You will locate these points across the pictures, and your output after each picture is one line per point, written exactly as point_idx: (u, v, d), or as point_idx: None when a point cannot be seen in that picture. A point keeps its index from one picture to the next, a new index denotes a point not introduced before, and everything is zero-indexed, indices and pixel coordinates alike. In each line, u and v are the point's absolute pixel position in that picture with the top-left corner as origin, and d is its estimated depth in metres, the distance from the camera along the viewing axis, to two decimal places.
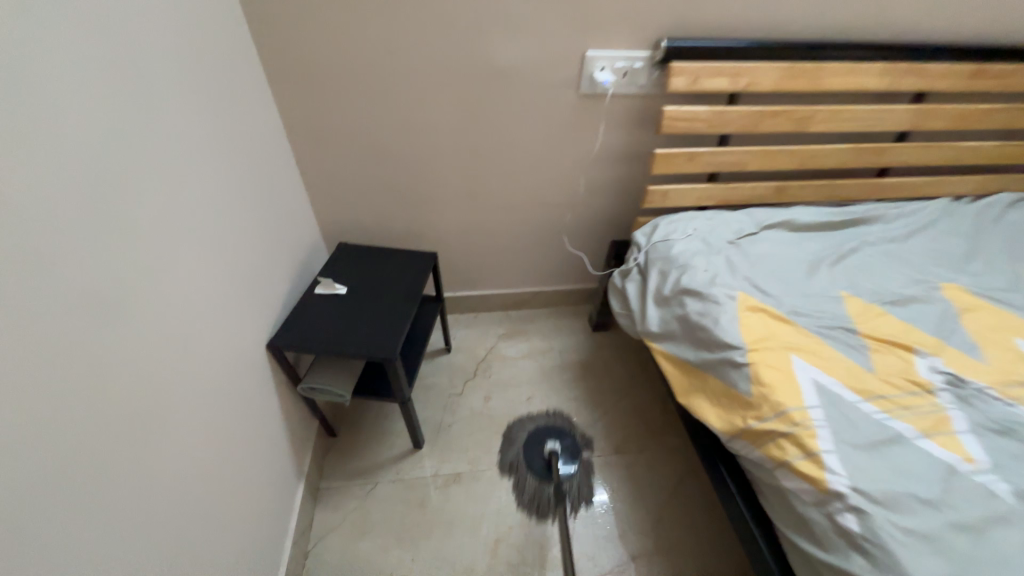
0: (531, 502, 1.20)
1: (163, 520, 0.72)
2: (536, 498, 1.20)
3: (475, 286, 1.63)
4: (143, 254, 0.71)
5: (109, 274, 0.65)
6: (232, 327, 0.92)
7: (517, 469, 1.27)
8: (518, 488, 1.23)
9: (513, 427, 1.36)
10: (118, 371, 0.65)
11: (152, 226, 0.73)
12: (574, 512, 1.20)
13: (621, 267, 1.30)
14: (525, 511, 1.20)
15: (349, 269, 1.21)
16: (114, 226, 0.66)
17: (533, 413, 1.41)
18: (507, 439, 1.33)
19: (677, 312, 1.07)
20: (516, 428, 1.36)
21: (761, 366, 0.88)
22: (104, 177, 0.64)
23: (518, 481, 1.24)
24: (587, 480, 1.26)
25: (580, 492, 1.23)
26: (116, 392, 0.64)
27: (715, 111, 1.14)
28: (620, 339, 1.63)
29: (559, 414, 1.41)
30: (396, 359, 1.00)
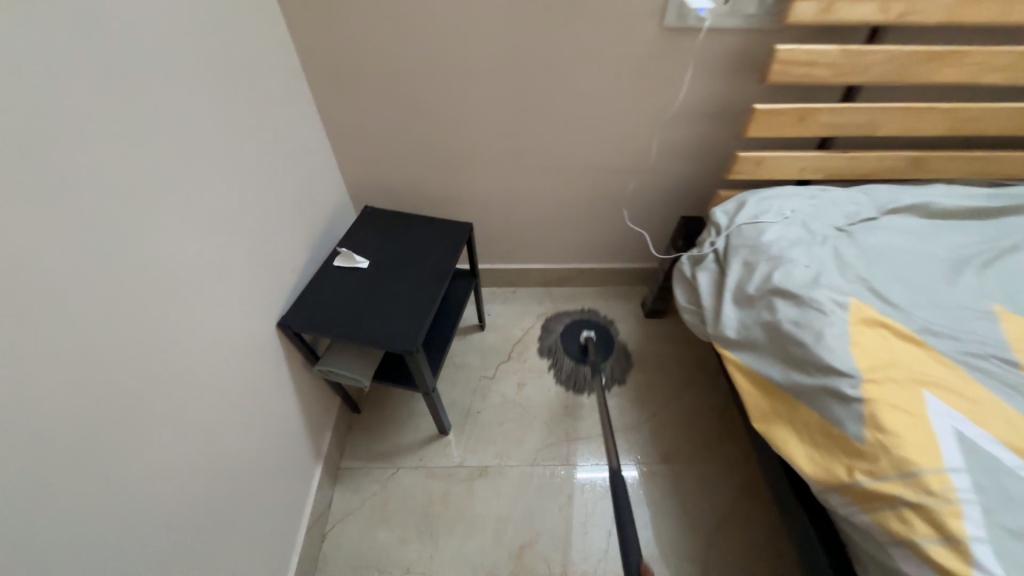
0: (569, 380, 1.31)
1: (163, 524, 0.66)
2: (573, 376, 1.30)
3: (516, 259, 1.46)
4: (129, 228, 0.59)
5: (87, 255, 0.53)
6: (243, 305, 0.82)
7: (555, 353, 1.36)
8: (556, 368, 1.33)
9: (551, 319, 1.45)
10: (98, 369, 0.55)
11: (141, 193, 0.61)
12: (608, 388, 1.30)
13: (692, 251, 1.07)
14: (563, 387, 1.30)
15: (374, 239, 1.07)
16: (91, 196, 0.54)
17: (570, 309, 1.48)
18: (546, 329, 1.42)
19: (763, 317, 0.86)
20: (554, 320, 1.44)
21: (882, 406, 0.67)
22: (71, 132, 0.51)
23: (557, 362, 1.34)
24: (621, 363, 1.35)
25: (614, 373, 1.32)
26: (96, 394, 0.55)
27: (847, 51, 0.84)
28: (676, 329, 1.43)
29: (596, 311, 1.48)
30: (418, 351, 0.87)
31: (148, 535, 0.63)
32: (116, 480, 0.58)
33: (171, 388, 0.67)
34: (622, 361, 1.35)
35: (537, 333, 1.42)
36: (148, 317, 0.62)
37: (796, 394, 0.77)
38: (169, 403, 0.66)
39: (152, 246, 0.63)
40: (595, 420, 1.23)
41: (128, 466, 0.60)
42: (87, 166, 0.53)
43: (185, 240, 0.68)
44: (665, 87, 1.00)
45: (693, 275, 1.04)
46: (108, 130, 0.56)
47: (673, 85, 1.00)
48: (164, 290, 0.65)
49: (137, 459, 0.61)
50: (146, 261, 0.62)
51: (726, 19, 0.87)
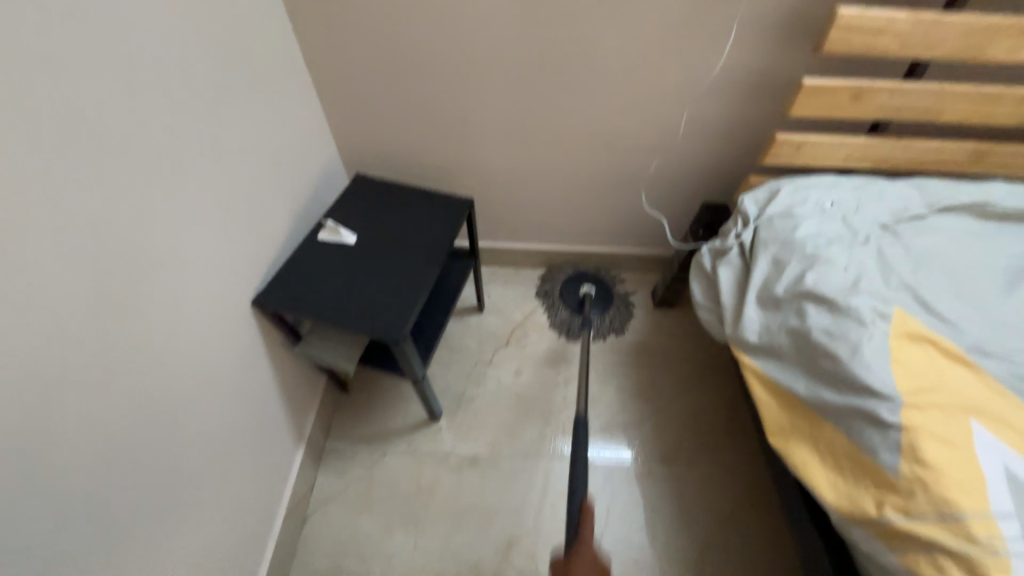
0: (562, 325, 1.31)
1: (129, 521, 0.60)
2: (566, 323, 1.31)
3: (519, 238, 1.36)
4: (80, 194, 0.50)
5: (18, 225, 0.44)
6: (217, 281, 0.73)
7: (552, 298, 1.35)
8: (551, 313, 1.33)
9: (556, 268, 1.40)
10: (43, 360, 0.47)
11: (96, 153, 0.51)
12: (600, 338, 1.29)
13: (713, 242, 0.97)
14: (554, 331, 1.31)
15: (364, 211, 0.98)
16: (20, 153, 0.44)
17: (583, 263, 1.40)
18: (547, 274, 1.39)
19: (790, 323, 0.77)
20: (559, 268, 1.39)
21: (923, 436, 0.60)
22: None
23: (551, 307, 1.33)
24: (620, 315, 1.33)
25: (610, 325, 1.31)
26: (42, 389, 0.47)
27: (922, 18, 0.72)
28: (684, 322, 1.34)
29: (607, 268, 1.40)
30: (407, 340, 0.80)
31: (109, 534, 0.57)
32: (72, 481, 0.52)
33: (140, 376, 0.59)
34: (622, 313, 1.33)
35: (537, 280, 1.41)
36: (111, 298, 0.54)
37: (824, 412, 0.70)
38: (138, 393, 0.59)
39: (112, 215, 0.54)
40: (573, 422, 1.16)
41: (87, 464, 0.53)
42: (12, 115, 0.43)
43: (153, 208, 0.60)
44: (703, 54, 0.88)
45: (713, 269, 0.95)
46: (41, 71, 0.46)
47: (714, 52, 0.87)
48: (130, 266, 0.57)
49: (98, 456, 0.54)
50: (105, 234, 0.53)
51: None
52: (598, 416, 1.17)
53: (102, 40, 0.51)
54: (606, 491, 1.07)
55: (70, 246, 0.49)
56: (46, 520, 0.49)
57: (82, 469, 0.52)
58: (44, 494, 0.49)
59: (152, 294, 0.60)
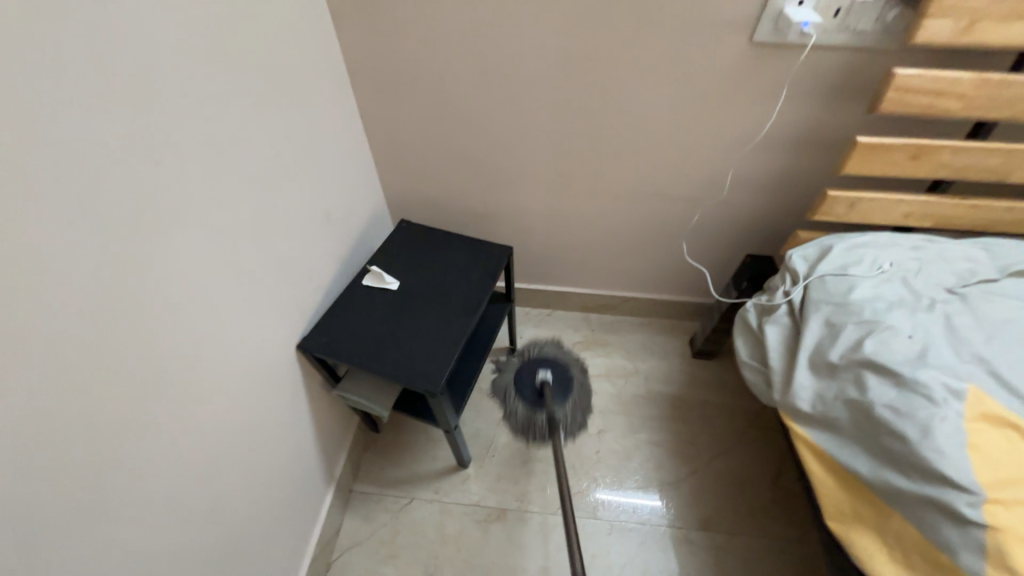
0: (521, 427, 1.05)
1: (161, 566, 0.61)
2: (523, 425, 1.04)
3: (555, 282, 1.36)
4: (143, 247, 0.54)
5: (96, 273, 0.49)
6: (265, 325, 0.77)
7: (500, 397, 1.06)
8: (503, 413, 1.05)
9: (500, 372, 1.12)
10: (98, 405, 0.50)
11: (159, 210, 0.56)
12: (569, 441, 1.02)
13: (760, 298, 0.93)
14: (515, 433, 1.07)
15: (406, 257, 1.00)
16: (100, 214, 0.49)
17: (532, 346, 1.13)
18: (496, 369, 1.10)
19: (847, 393, 0.72)
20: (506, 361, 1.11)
21: (1010, 539, 0.53)
22: (77, 141, 0.46)
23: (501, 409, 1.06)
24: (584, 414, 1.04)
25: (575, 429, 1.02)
26: (93, 432, 0.50)
27: (984, 80, 0.69)
28: (726, 375, 1.28)
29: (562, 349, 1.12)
30: (441, 394, 0.80)
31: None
32: (110, 523, 0.53)
33: (182, 419, 0.62)
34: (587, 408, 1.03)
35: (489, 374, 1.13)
36: (161, 345, 0.58)
37: (890, 499, 0.64)
38: (179, 435, 0.61)
39: (168, 267, 0.58)
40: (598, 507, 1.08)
41: (125, 506, 0.55)
42: (95, 180, 0.48)
43: (206, 259, 0.63)
44: (745, 110, 0.87)
45: (759, 326, 0.91)
46: (130, 137, 0.51)
47: (756, 108, 0.87)
48: (181, 315, 0.60)
49: (136, 498, 0.56)
50: (160, 285, 0.57)
51: (834, 33, 0.74)
52: (632, 474, 1.12)
53: (177, 110, 0.57)
54: (639, 558, 1.00)
55: (128, 298, 0.53)
56: (81, 564, 0.50)
57: (119, 511, 0.54)
58: (83, 536, 0.50)
59: (199, 340, 0.63)
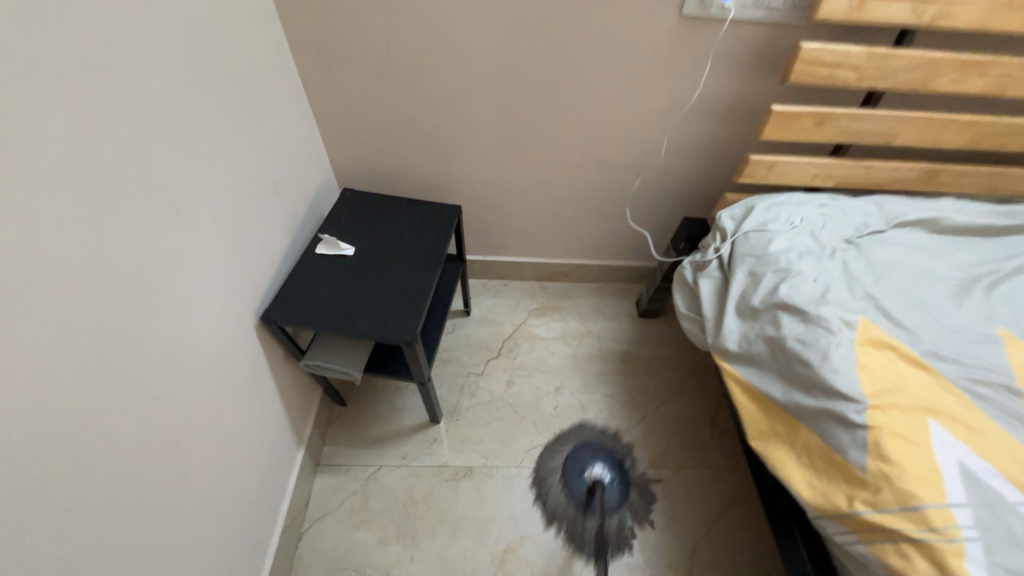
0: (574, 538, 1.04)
1: (134, 542, 0.60)
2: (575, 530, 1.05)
3: (510, 252, 1.40)
4: (89, 218, 0.52)
5: (40, 242, 0.47)
6: (221, 299, 0.75)
7: (552, 503, 1.08)
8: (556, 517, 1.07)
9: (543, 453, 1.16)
10: (55, 381, 0.49)
11: (101, 179, 0.53)
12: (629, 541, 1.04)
13: (694, 255, 1.03)
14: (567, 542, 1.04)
15: (358, 222, 0.99)
16: (37, 179, 0.46)
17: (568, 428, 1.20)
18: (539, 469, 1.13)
19: (765, 332, 0.83)
20: (548, 456, 1.15)
21: (885, 434, 0.66)
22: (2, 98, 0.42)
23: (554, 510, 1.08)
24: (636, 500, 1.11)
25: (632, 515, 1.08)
26: (52, 408, 0.48)
27: (874, 54, 0.79)
28: (669, 331, 1.40)
29: (593, 429, 1.20)
30: (415, 342, 0.83)
31: (117, 553, 0.58)
32: (79, 501, 0.52)
33: (143, 396, 0.60)
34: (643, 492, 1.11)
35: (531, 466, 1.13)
36: (116, 320, 0.56)
37: (798, 415, 0.75)
38: (141, 412, 0.60)
39: (117, 238, 0.55)
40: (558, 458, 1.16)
41: (93, 483, 0.54)
42: (28, 143, 0.45)
43: (155, 230, 0.61)
44: (681, 79, 0.94)
45: (694, 281, 1.01)
46: (67, 100, 0.48)
47: (691, 79, 0.94)
48: (133, 289, 0.58)
49: (103, 476, 0.55)
50: (109, 258, 0.54)
51: (757, 9, 0.81)
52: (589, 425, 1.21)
53: (114, 70, 0.54)
54: None
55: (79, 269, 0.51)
56: (54, 539, 0.49)
57: (88, 489, 0.53)
58: (54, 513, 0.49)
59: (154, 315, 0.62)
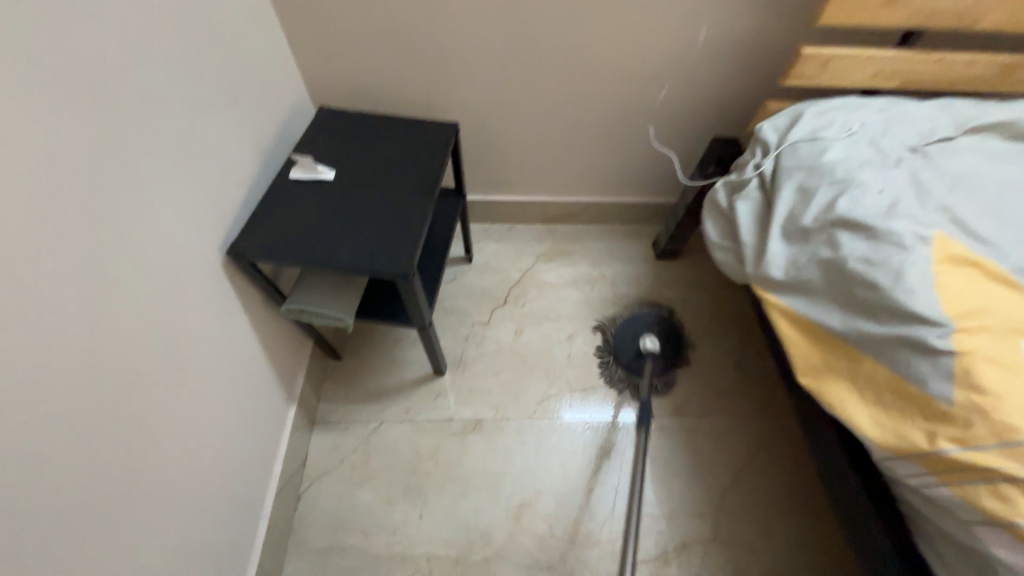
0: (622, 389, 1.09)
1: (92, 510, 0.50)
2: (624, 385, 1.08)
3: (514, 190, 1.26)
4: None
5: None
6: (182, 228, 0.62)
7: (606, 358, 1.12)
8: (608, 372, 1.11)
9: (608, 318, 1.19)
10: None
11: None
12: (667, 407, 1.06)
13: (729, 176, 0.89)
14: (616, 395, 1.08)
15: (339, 145, 0.84)
16: None
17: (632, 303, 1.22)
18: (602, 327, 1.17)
19: (820, 254, 0.71)
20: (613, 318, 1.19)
21: (976, 361, 0.55)
22: None
23: (607, 365, 1.11)
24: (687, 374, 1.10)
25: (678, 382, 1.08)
26: None
27: None
28: (689, 272, 1.28)
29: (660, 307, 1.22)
30: (414, 277, 0.71)
31: (70, 522, 0.48)
32: (7, 462, 0.41)
33: (82, 338, 0.49)
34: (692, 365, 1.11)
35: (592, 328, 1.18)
36: (31, 242, 0.43)
37: (863, 345, 0.65)
38: (82, 357, 0.49)
39: (15, 129, 0.42)
40: (574, 407, 1.07)
41: (23, 443, 0.43)
42: None
43: (73, 127, 0.47)
44: None
45: (730, 205, 0.88)
46: None
47: None
48: (51, 200, 0.45)
49: (37, 433, 0.44)
50: (7, 154, 0.41)
51: None
52: (606, 373, 1.11)
53: None
54: (617, 448, 1.02)
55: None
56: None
57: (17, 448, 0.42)
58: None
59: (86, 239, 0.49)
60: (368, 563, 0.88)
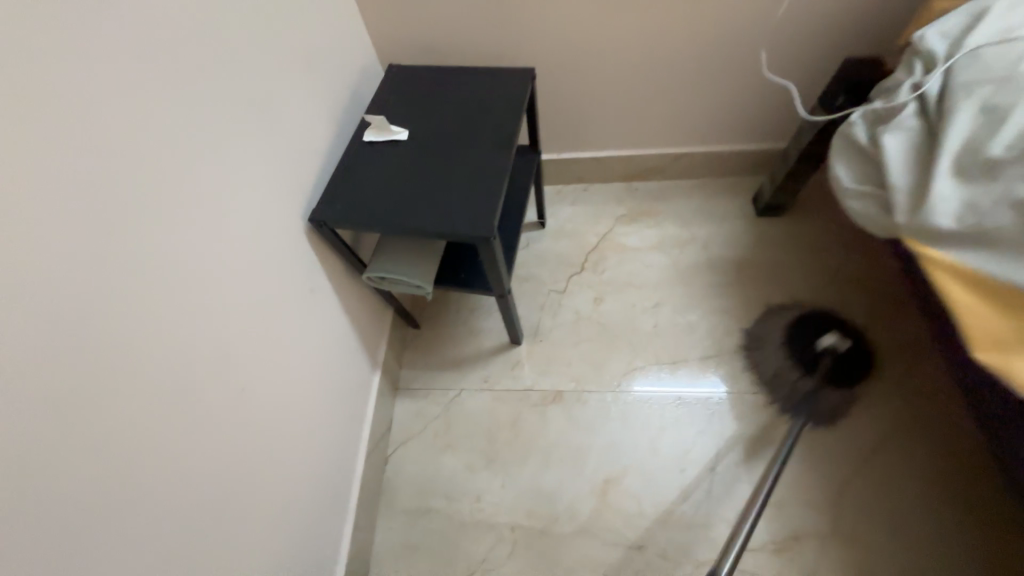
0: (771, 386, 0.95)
1: (185, 463, 0.53)
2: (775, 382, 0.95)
3: (593, 144, 1.14)
4: (16, 47, 0.37)
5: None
6: (264, 195, 0.63)
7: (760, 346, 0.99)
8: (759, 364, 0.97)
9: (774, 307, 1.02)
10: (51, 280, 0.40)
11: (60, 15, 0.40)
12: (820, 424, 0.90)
13: (872, 104, 0.72)
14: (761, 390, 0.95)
15: (410, 102, 0.80)
16: None
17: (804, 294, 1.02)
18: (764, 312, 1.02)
19: (1017, 193, 0.55)
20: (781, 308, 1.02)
21: None
22: None
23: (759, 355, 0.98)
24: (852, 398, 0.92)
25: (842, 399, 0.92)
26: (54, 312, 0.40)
27: None
28: (801, 230, 1.10)
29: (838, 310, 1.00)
30: (494, 238, 0.66)
31: (168, 474, 0.51)
32: (95, 417, 0.43)
33: (163, 301, 0.49)
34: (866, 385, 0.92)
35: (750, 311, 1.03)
36: (121, 207, 0.45)
37: None
38: (165, 319, 0.50)
39: (80, 87, 0.41)
40: (664, 380, 0.98)
41: (126, 398, 0.46)
42: None
43: (138, 85, 0.46)
44: None
45: (872, 140, 0.71)
46: None
47: None
48: (125, 162, 0.45)
49: (140, 389, 0.47)
50: (71, 112, 0.41)
51: None
52: (699, 344, 1.01)
53: None
54: (713, 426, 0.93)
55: (22, 123, 0.37)
56: (72, 459, 0.41)
57: (105, 403, 0.44)
58: (67, 429, 0.41)
59: (168, 203, 0.49)
60: (452, 528, 0.89)
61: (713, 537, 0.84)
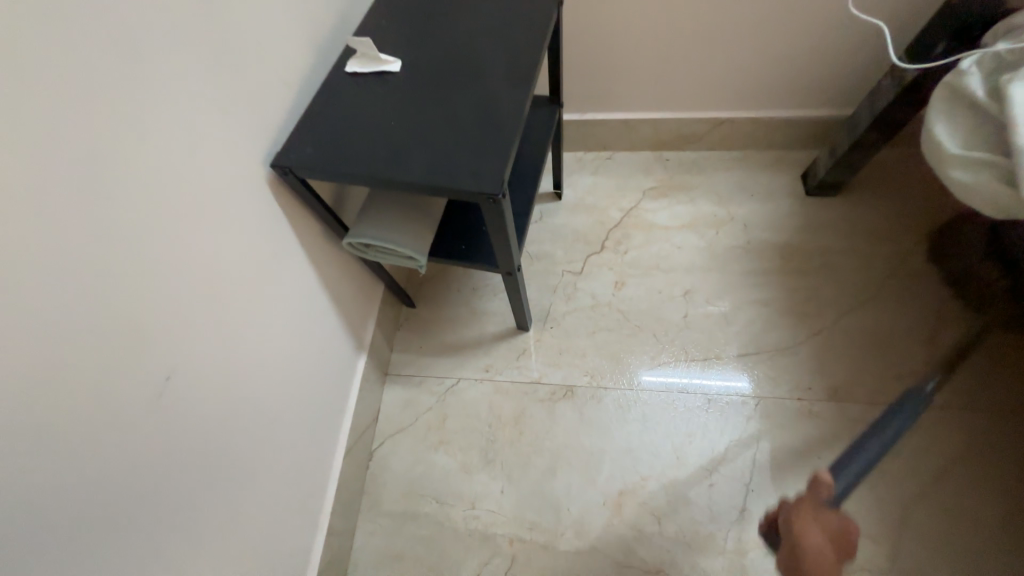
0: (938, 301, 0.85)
1: (108, 464, 0.41)
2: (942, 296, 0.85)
3: (624, 103, 0.99)
4: None
5: None
6: (219, 132, 0.50)
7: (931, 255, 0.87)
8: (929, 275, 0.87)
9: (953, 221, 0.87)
10: None
11: None
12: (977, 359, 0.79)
13: (994, 47, 0.56)
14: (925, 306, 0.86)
15: (407, 29, 0.65)
16: None
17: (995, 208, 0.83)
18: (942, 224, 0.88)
19: None
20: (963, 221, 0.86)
21: None
22: None
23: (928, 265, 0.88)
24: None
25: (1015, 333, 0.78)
26: None
27: None
28: (859, 213, 0.94)
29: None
30: (504, 199, 0.52)
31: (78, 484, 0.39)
32: None
33: (63, 254, 0.37)
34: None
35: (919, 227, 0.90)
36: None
37: None
38: (72, 281, 0.37)
39: None
40: (693, 379, 0.85)
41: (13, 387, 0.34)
42: None
43: None
44: None
45: (993, 94, 0.55)
46: None
47: None
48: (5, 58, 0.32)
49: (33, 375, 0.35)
50: None
51: None
52: (735, 340, 0.87)
53: None
54: (749, 435, 0.80)
55: None
56: None
57: None
58: None
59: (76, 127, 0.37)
60: (443, 537, 0.78)
61: (744, 564, 0.72)
